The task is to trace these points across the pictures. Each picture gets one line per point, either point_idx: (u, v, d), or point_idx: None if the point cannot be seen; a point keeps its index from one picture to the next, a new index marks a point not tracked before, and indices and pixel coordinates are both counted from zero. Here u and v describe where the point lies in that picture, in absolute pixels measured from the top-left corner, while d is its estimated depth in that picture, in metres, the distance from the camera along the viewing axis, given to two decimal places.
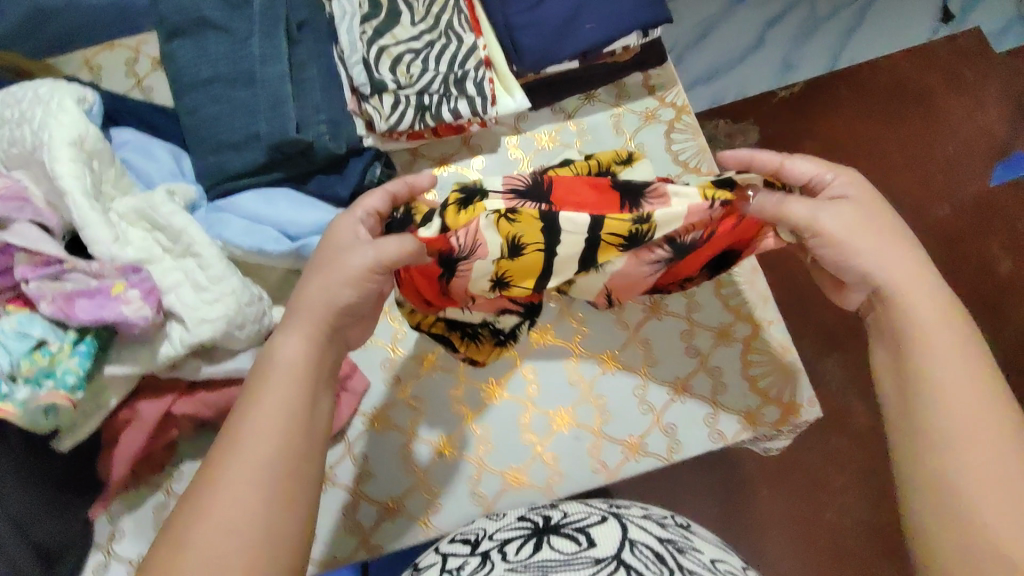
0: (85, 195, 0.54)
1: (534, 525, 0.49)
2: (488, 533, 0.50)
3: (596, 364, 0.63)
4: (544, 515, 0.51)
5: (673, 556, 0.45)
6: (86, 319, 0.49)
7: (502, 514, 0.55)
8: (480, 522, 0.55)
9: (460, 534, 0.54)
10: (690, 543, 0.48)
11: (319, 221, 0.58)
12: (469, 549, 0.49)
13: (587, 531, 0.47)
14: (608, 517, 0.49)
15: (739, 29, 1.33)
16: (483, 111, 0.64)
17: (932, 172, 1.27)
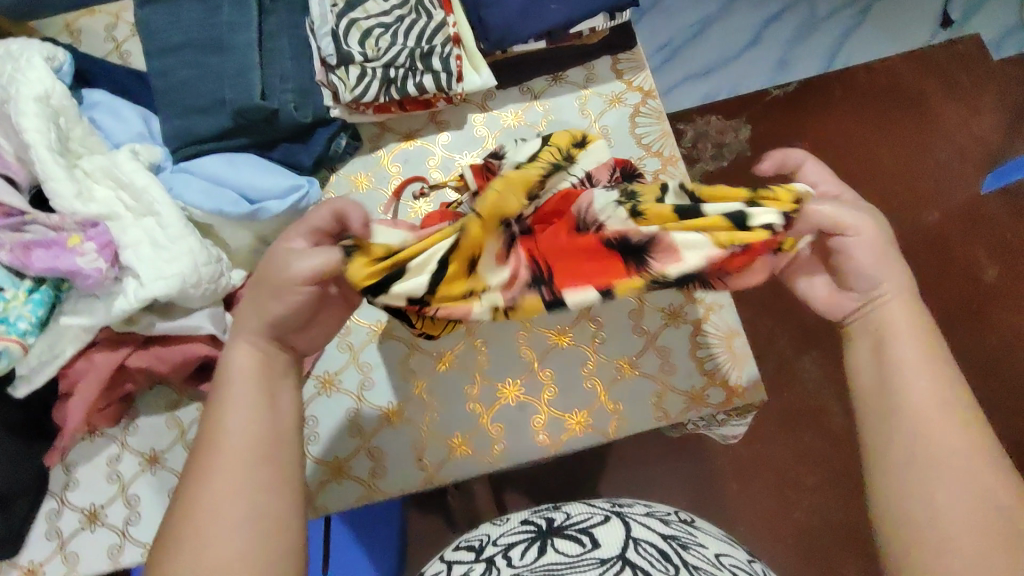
0: (50, 151, 0.55)
1: (537, 528, 0.47)
2: (491, 538, 0.47)
3: (546, 339, 0.64)
4: (546, 517, 0.49)
5: (677, 553, 0.43)
6: (40, 269, 0.52)
7: (505, 518, 0.52)
8: (484, 528, 0.52)
9: (465, 541, 0.51)
10: (694, 538, 0.46)
11: (279, 186, 0.60)
12: (473, 555, 0.46)
13: (590, 532, 0.45)
14: (611, 517, 0.47)
15: (735, 28, 1.29)
16: (448, 88, 0.65)
17: (923, 180, 1.25)
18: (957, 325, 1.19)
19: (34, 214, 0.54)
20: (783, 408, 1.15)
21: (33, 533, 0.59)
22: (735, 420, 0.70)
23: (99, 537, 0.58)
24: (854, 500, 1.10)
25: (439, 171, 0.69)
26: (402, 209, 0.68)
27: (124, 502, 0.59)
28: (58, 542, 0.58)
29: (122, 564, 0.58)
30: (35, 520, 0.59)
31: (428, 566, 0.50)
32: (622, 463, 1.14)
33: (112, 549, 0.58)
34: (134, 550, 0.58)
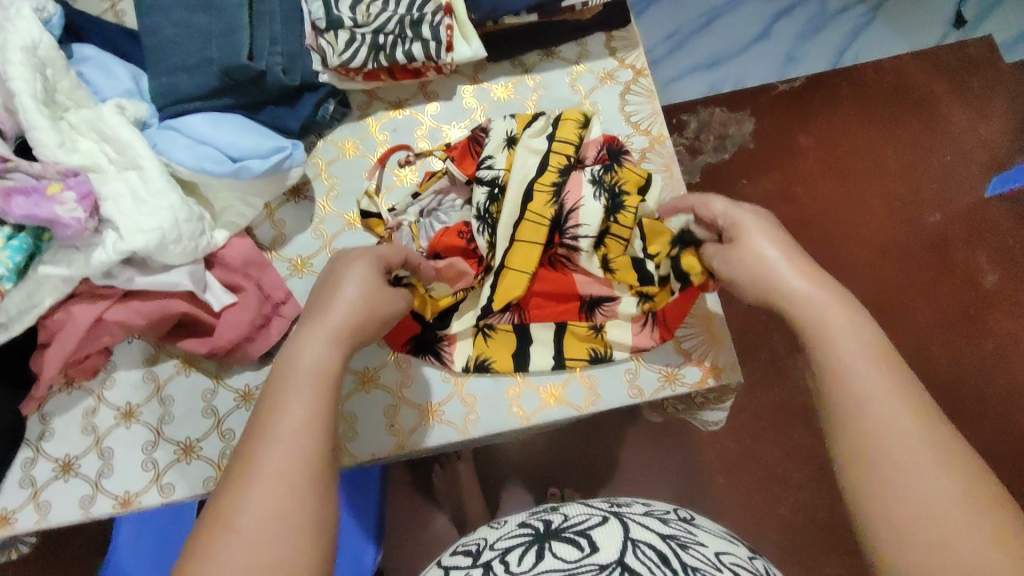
0: (34, 100, 0.55)
1: (535, 531, 0.46)
2: (489, 542, 0.47)
3: None
4: (544, 519, 0.48)
5: (676, 554, 0.42)
6: (19, 216, 0.52)
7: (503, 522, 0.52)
8: (482, 531, 0.52)
9: (463, 546, 0.51)
10: (694, 538, 0.45)
11: (262, 147, 0.60)
12: (471, 560, 0.46)
13: (588, 533, 0.44)
14: (609, 518, 0.47)
15: (745, 21, 1.25)
16: (437, 57, 0.64)
17: (927, 181, 1.22)
18: (953, 330, 1.16)
19: (16, 160, 0.54)
20: (775, 401, 1.12)
21: (8, 480, 0.59)
22: (714, 405, 0.69)
23: (72, 488, 0.59)
24: (842, 496, 1.07)
25: (425, 140, 0.70)
26: (386, 176, 0.68)
27: (98, 454, 0.60)
28: (31, 490, 0.59)
29: (93, 515, 0.59)
30: (10, 468, 0.59)
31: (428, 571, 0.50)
32: (608, 452, 1.11)
33: (84, 500, 0.59)
34: (106, 501, 0.59)
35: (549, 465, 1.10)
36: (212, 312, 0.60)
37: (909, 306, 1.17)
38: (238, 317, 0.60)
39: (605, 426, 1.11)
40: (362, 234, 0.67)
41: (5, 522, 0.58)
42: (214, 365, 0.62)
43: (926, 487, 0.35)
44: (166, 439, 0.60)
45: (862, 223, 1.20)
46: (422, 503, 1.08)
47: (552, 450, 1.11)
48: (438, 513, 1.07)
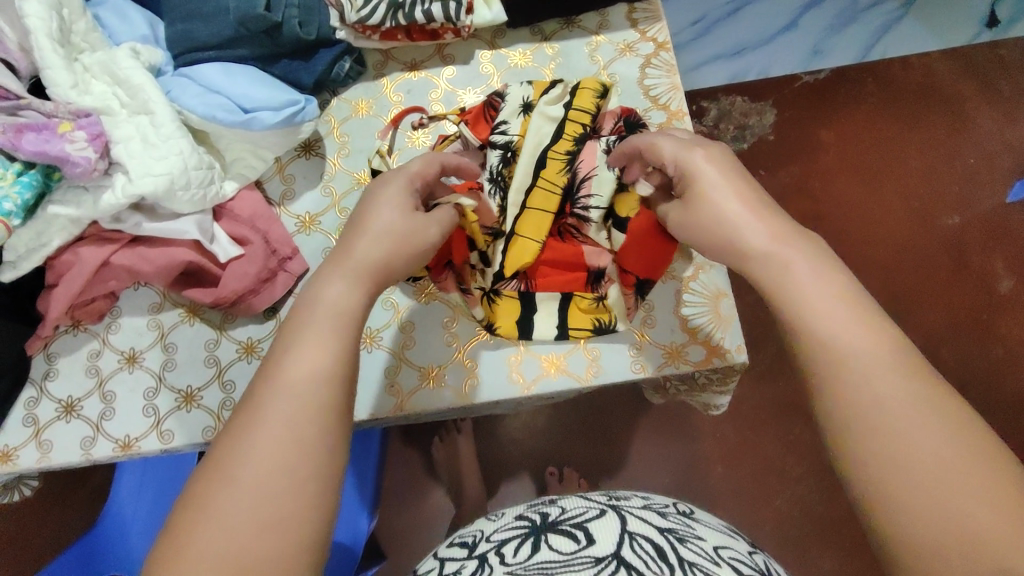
0: (49, 38, 0.54)
1: (532, 523, 0.46)
2: (486, 534, 0.47)
3: None
4: (541, 512, 0.47)
5: (674, 549, 0.42)
6: (30, 152, 0.52)
7: (501, 515, 0.51)
8: (478, 524, 0.52)
9: (459, 536, 0.51)
10: (693, 532, 0.45)
11: (274, 98, 0.59)
12: (467, 552, 0.46)
13: (585, 527, 0.44)
14: (607, 511, 0.46)
15: (772, 12, 1.21)
16: (455, 18, 0.63)
17: (949, 182, 1.19)
18: (964, 335, 1.14)
19: (29, 98, 0.54)
20: (778, 394, 1.11)
21: (10, 417, 0.59)
22: (717, 388, 0.69)
23: (73, 429, 0.59)
24: (839, 492, 1.06)
25: (440, 104, 0.69)
26: (399, 138, 0.67)
27: (101, 397, 0.60)
28: (33, 429, 0.59)
29: (94, 456, 0.59)
30: (13, 406, 0.60)
31: (423, 563, 0.50)
32: (607, 435, 1.11)
33: (85, 442, 0.59)
34: (106, 444, 0.59)
35: (548, 445, 1.10)
36: (217, 263, 0.60)
37: (921, 309, 1.15)
38: (244, 269, 0.60)
39: (606, 409, 1.11)
40: None
41: (7, 458, 0.59)
42: (218, 316, 0.62)
43: (946, 474, 0.30)
44: (167, 386, 0.60)
45: (880, 222, 1.18)
46: (420, 474, 1.08)
47: (551, 430, 1.11)
48: (435, 486, 1.07)
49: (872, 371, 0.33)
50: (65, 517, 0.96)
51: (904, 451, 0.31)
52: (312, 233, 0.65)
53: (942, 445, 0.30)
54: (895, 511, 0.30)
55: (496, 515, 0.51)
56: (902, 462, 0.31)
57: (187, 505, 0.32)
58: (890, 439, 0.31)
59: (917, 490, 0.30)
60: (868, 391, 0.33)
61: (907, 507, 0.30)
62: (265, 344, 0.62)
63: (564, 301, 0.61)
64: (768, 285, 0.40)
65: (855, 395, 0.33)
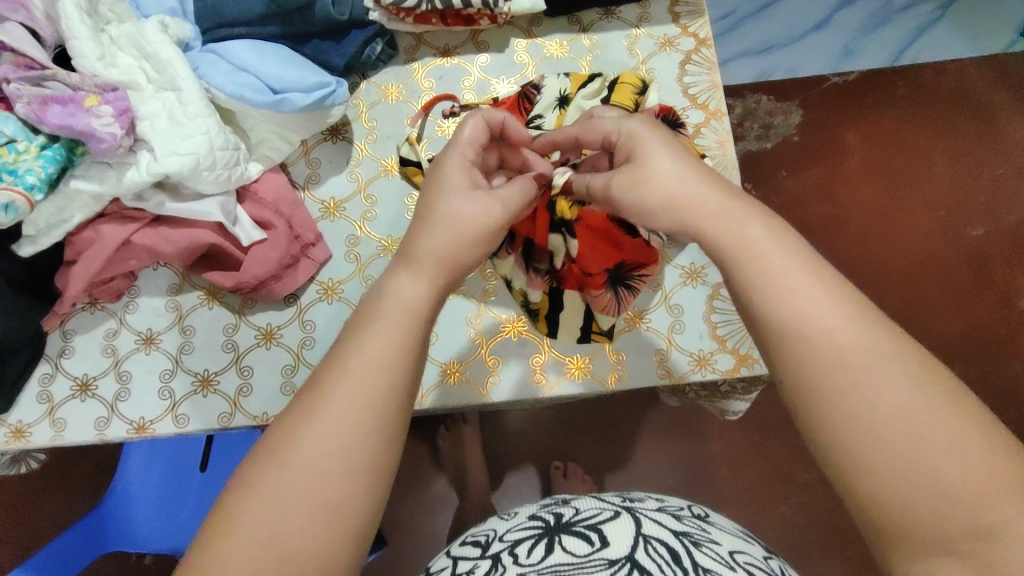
0: (77, 8, 0.52)
1: (545, 524, 0.44)
2: (499, 533, 0.45)
3: None
4: (555, 512, 0.46)
5: (689, 553, 0.40)
6: (55, 126, 0.50)
7: (514, 514, 0.50)
8: (492, 522, 0.50)
9: (472, 534, 0.50)
10: (708, 535, 0.43)
11: (304, 79, 0.57)
12: (480, 551, 0.45)
13: (599, 530, 0.42)
14: (622, 512, 0.44)
15: (803, 8, 1.16)
16: (494, 4, 0.61)
17: (975, 193, 1.17)
18: (984, 350, 1.12)
19: (54, 69, 0.52)
20: None
21: (24, 393, 0.59)
22: (739, 395, 0.67)
23: (88, 408, 0.59)
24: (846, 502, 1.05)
25: (472, 92, 0.67)
26: (429, 126, 0.66)
27: (116, 377, 0.59)
28: (47, 407, 0.58)
29: (107, 437, 0.58)
30: (27, 382, 0.59)
31: (435, 560, 0.48)
32: (616, 433, 1.09)
33: (98, 422, 0.58)
34: (120, 426, 0.58)
35: (556, 441, 1.09)
36: (239, 246, 0.59)
37: (939, 318, 1.13)
38: (266, 254, 0.58)
39: (614, 406, 1.10)
40: (399, 182, 0.65)
41: (20, 435, 0.58)
42: (238, 301, 0.61)
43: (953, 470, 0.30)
44: (184, 369, 0.60)
45: (903, 231, 1.16)
46: (425, 463, 1.07)
47: (558, 426, 1.09)
48: (438, 475, 1.07)
49: (870, 375, 0.33)
50: (71, 490, 0.96)
51: (893, 429, 0.32)
52: (336, 220, 0.64)
53: (928, 416, 0.31)
54: (888, 491, 0.31)
55: (510, 514, 0.50)
56: (913, 467, 0.31)
57: (215, 502, 0.32)
58: (877, 419, 0.32)
59: (913, 468, 0.31)
60: (845, 370, 0.33)
61: (906, 484, 0.31)
62: (285, 331, 0.61)
63: (586, 316, 0.58)
64: (783, 290, 0.36)
65: (830, 374, 0.33)
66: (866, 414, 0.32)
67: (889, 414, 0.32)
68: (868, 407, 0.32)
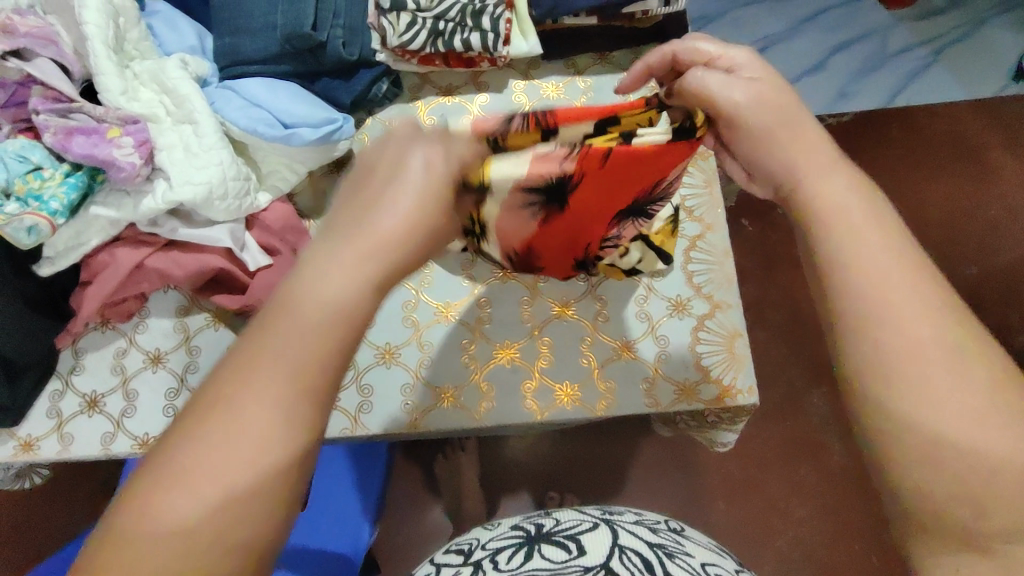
0: (105, 46, 0.57)
1: (525, 534, 0.46)
2: (481, 542, 0.47)
3: (580, 328, 0.64)
4: (536, 523, 0.48)
5: (661, 562, 0.41)
6: (78, 155, 0.54)
7: (497, 524, 0.52)
8: (474, 532, 0.52)
9: (454, 544, 0.51)
10: (681, 547, 0.44)
11: (313, 115, 0.61)
12: (462, 559, 0.46)
13: (577, 538, 0.44)
14: (600, 524, 0.46)
15: (799, 52, 1.19)
16: (493, 48, 0.65)
17: (968, 234, 1.17)
18: None
19: (80, 102, 0.56)
20: (784, 433, 1.10)
21: (35, 408, 0.61)
22: (726, 426, 0.69)
23: (95, 424, 0.61)
24: (841, 538, 1.05)
25: None
26: None
27: (124, 395, 0.61)
28: (56, 421, 0.61)
29: (112, 452, 0.60)
30: (39, 397, 0.61)
31: (420, 568, 0.50)
32: (612, 463, 1.10)
33: (104, 437, 0.60)
34: (125, 441, 0.60)
35: (552, 471, 1.10)
36: (246, 270, 0.62)
37: None
38: (271, 280, 0.61)
39: (609, 438, 1.11)
40: None
41: (28, 448, 0.60)
42: (243, 323, 0.64)
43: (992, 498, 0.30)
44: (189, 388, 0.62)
45: None
46: (421, 491, 1.08)
47: (553, 457, 1.10)
48: (435, 502, 1.07)
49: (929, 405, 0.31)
50: (69, 511, 0.97)
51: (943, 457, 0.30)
52: None
53: (974, 429, 0.30)
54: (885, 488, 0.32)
55: (492, 525, 0.52)
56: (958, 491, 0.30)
57: None
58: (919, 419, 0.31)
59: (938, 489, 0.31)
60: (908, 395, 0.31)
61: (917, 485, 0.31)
62: None
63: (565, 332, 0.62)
64: None
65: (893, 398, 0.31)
66: (911, 411, 0.31)
67: (937, 415, 0.30)
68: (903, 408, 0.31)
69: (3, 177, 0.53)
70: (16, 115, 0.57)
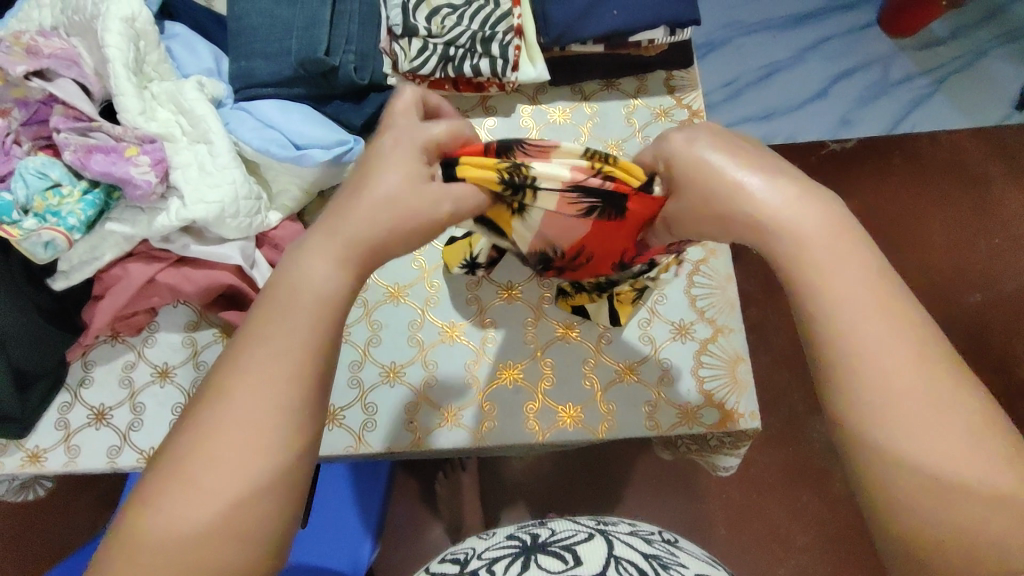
0: (125, 68, 0.58)
1: (521, 543, 0.46)
2: (477, 551, 0.47)
3: (582, 351, 0.64)
4: (531, 533, 0.48)
5: None
6: (97, 172, 0.56)
7: (492, 534, 0.52)
8: (471, 541, 0.53)
9: (450, 554, 0.52)
10: (677, 560, 0.45)
11: (324, 136, 0.63)
12: (457, 568, 0.46)
13: (573, 548, 0.44)
14: (594, 535, 0.47)
15: (803, 79, 1.20)
16: (501, 74, 0.66)
17: (973, 261, 1.18)
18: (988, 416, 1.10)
19: (100, 121, 0.58)
20: (786, 458, 1.10)
21: (43, 420, 0.62)
22: (728, 449, 0.68)
23: (102, 437, 0.61)
24: (843, 565, 1.04)
25: None
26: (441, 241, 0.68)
27: (131, 408, 0.62)
28: (64, 434, 0.61)
29: (118, 465, 0.61)
30: (48, 409, 0.62)
31: None
32: (612, 486, 1.10)
33: (111, 450, 0.61)
34: (130, 455, 0.61)
35: (552, 492, 1.09)
36: (256, 288, 0.63)
37: None
38: None
39: (609, 460, 1.11)
40: None
41: (35, 460, 0.61)
42: None
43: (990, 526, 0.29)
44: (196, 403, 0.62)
45: None
46: (422, 513, 1.08)
47: (553, 478, 1.10)
48: (435, 521, 1.07)
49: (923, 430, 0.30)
50: (69, 526, 0.97)
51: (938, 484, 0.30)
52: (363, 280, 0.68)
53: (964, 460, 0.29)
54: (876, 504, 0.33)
55: (488, 534, 0.53)
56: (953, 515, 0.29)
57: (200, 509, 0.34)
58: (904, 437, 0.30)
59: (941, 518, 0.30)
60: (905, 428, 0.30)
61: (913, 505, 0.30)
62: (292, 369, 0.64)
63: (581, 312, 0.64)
64: None
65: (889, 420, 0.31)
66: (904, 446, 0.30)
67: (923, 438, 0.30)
68: (883, 429, 0.31)
69: (23, 193, 0.55)
70: (37, 133, 0.59)
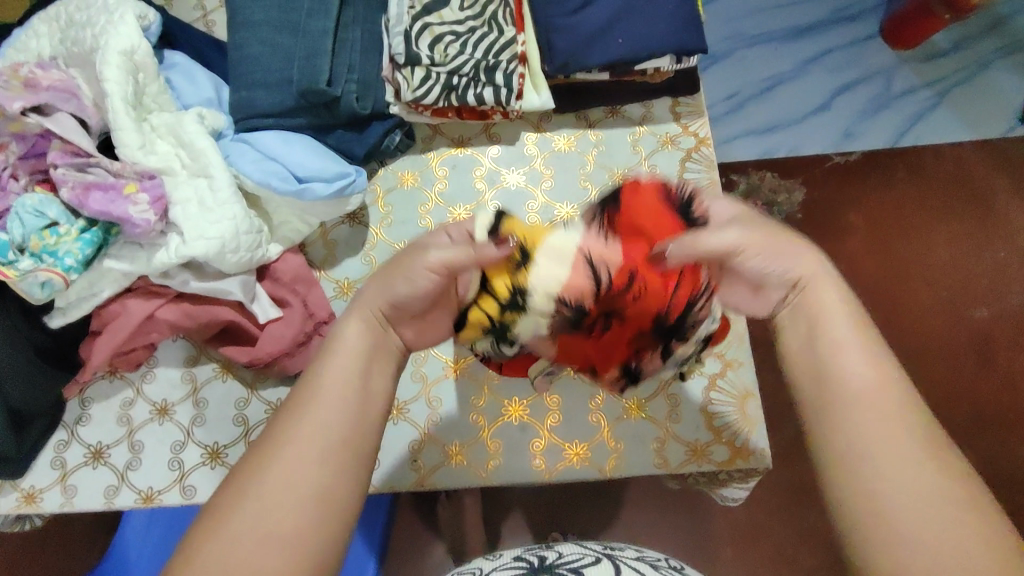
0: (125, 102, 0.57)
1: (528, 564, 0.45)
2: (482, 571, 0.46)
3: (592, 389, 0.63)
4: (538, 555, 0.47)
5: None
6: (95, 211, 0.55)
7: (499, 555, 0.51)
8: (476, 561, 0.52)
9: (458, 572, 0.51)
10: None
11: (325, 168, 0.62)
12: None
13: (582, 571, 0.43)
14: (602, 558, 0.46)
15: (805, 93, 1.16)
16: (506, 103, 0.65)
17: (977, 275, 1.12)
18: (989, 439, 1.05)
19: (99, 157, 0.57)
20: (792, 479, 1.08)
21: (38, 459, 0.61)
22: (738, 483, 0.67)
23: (98, 475, 0.60)
24: None
25: (483, 181, 0.71)
26: None
27: (129, 447, 0.61)
28: (60, 473, 0.60)
29: (115, 505, 0.60)
30: (44, 448, 0.61)
31: None
32: (614, 507, 1.09)
33: (108, 490, 0.60)
34: (128, 494, 0.60)
35: (554, 510, 1.08)
36: (256, 323, 0.62)
37: (946, 403, 1.07)
38: (281, 332, 0.62)
39: (611, 481, 1.09)
40: None
41: (31, 501, 0.60)
42: (250, 375, 0.63)
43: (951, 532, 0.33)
44: (195, 441, 0.61)
45: (905, 309, 1.11)
46: (422, 532, 1.07)
47: (554, 498, 1.09)
48: (435, 541, 1.06)
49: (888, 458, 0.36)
50: (69, 550, 0.96)
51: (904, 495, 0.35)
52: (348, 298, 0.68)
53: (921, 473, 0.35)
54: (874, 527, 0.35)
55: (494, 555, 0.51)
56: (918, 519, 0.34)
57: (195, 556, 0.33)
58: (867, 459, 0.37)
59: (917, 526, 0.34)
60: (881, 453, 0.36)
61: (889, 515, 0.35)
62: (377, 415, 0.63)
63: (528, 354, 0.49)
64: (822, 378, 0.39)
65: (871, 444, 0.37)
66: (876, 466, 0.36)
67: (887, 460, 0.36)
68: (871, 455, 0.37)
69: (19, 232, 0.54)
70: (34, 167, 0.58)
